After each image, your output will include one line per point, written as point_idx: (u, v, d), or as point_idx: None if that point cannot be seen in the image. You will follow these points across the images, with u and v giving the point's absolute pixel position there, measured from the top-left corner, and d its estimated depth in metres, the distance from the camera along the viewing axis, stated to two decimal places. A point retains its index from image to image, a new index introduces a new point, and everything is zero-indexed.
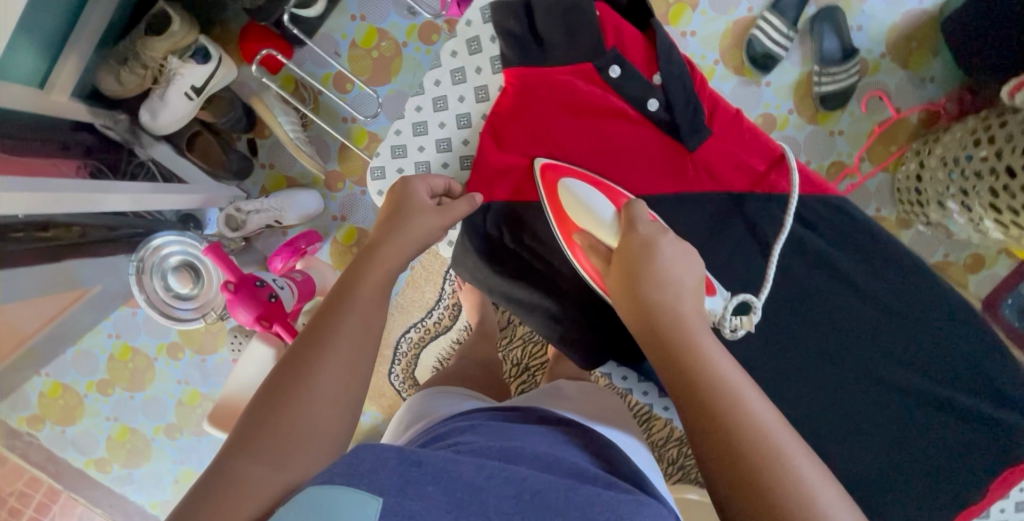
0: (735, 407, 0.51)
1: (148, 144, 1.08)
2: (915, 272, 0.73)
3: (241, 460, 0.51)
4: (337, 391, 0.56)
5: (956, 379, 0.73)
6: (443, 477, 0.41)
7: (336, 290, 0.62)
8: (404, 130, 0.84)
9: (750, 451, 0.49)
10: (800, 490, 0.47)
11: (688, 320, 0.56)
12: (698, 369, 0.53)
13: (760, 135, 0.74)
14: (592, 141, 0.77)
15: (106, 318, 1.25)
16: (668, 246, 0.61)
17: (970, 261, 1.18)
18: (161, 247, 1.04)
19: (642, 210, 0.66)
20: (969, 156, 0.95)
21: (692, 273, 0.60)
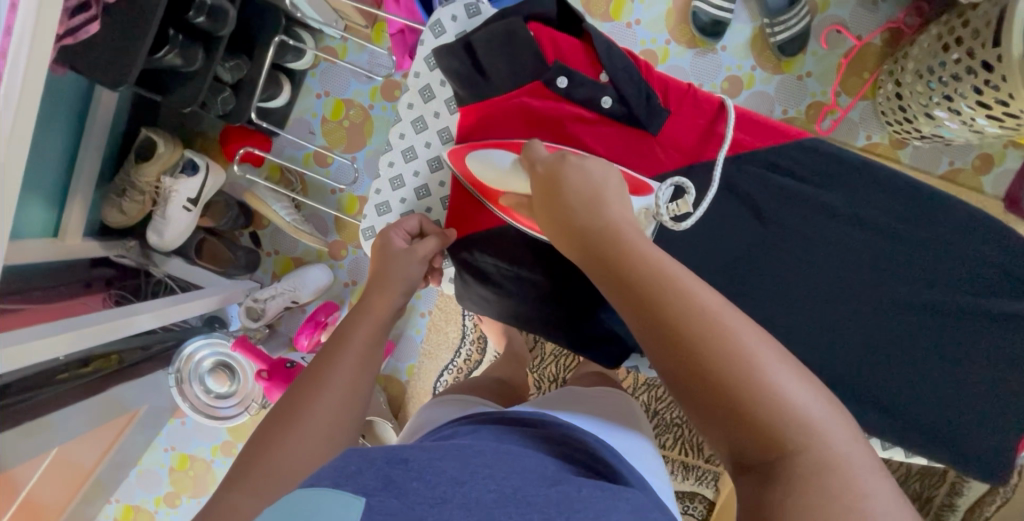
0: (675, 294, 0.47)
1: (161, 261, 1.14)
2: (919, 193, 0.71)
3: (233, 492, 0.49)
4: (333, 426, 0.55)
5: (996, 284, 0.70)
6: (427, 472, 0.37)
7: (333, 336, 0.64)
8: (384, 187, 0.87)
9: (697, 335, 0.45)
10: (744, 365, 0.44)
11: (617, 226, 0.54)
12: (632, 264, 0.50)
13: (716, 101, 0.75)
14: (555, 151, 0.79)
15: (159, 434, 1.30)
16: (584, 164, 0.59)
17: (978, 163, 1.15)
18: (193, 354, 1.09)
19: (541, 144, 0.67)
20: (942, 63, 0.94)
21: (616, 182, 0.59)
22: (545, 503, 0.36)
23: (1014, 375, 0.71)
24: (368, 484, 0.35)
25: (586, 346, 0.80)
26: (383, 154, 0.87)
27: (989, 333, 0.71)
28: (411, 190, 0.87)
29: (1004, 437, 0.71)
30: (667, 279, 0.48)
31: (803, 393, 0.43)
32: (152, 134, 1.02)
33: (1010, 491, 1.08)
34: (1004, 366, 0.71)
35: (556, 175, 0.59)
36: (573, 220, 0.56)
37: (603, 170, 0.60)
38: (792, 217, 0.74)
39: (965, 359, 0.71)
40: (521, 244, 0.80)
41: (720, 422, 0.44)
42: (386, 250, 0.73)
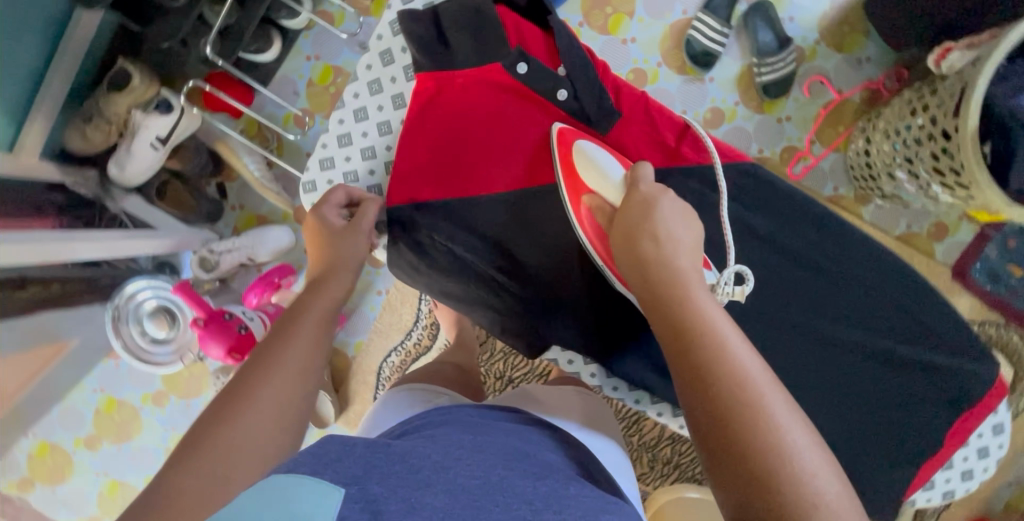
0: (725, 359, 0.53)
1: (120, 196, 1.11)
2: (860, 242, 0.74)
3: (182, 473, 0.52)
4: (278, 409, 0.58)
5: (919, 338, 0.73)
6: (406, 458, 0.43)
7: (280, 321, 0.67)
8: (330, 143, 0.86)
9: (739, 411, 0.51)
10: (771, 434, 0.50)
11: (685, 275, 0.59)
12: (693, 321, 0.55)
13: (668, 113, 0.77)
14: (510, 134, 0.81)
15: (89, 373, 1.27)
16: (667, 204, 0.63)
17: (933, 230, 1.20)
18: (134, 293, 1.07)
19: (648, 171, 0.68)
20: (908, 126, 0.98)
21: (686, 228, 0.62)
22: (529, 495, 0.43)
23: (923, 430, 0.73)
24: (346, 475, 0.39)
25: (522, 337, 0.82)
26: (335, 110, 0.86)
27: (906, 386, 0.73)
28: (358, 150, 0.86)
29: (904, 487, 0.74)
30: (720, 338, 0.54)
31: (827, 481, 0.49)
32: (127, 64, 1.01)
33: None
34: (916, 420, 0.73)
35: (645, 210, 0.63)
36: (638, 259, 0.61)
37: (685, 225, 0.62)
38: (738, 244, 0.75)
39: (881, 409, 0.74)
40: (460, 222, 0.82)
41: (737, 481, 0.49)
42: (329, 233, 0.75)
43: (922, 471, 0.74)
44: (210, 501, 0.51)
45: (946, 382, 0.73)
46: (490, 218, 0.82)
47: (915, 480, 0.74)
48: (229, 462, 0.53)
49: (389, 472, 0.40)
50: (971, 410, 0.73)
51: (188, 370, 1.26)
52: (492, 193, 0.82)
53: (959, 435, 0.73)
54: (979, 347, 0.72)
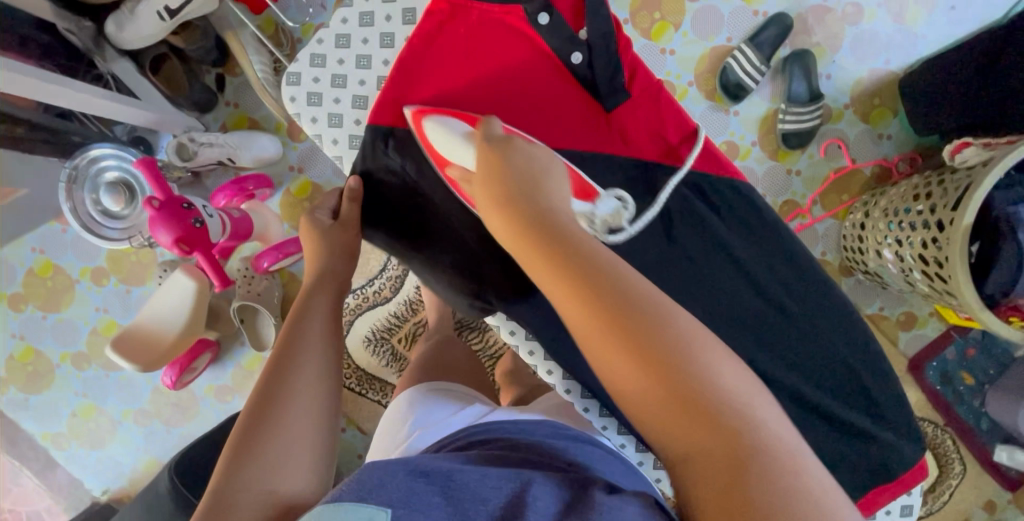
0: (710, 378, 0.50)
1: (111, 57, 1.06)
2: (834, 301, 0.73)
3: (231, 491, 0.53)
4: (310, 396, 0.62)
5: (866, 408, 0.72)
6: (444, 482, 0.49)
7: (286, 333, 0.67)
8: (328, 40, 0.81)
9: (655, 346, 0.50)
10: (683, 350, 0.50)
11: (560, 211, 0.57)
12: (590, 263, 0.53)
13: (678, 108, 0.75)
14: (513, 83, 0.77)
15: (32, 231, 1.20)
16: (518, 151, 0.62)
17: (902, 318, 1.22)
18: (98, 159, 1.02)
19: (496, 125, 0.67)
20: (907, 209, 0.98)
21: (555, 178, 0.61)
22: (563, 500, 0.49)
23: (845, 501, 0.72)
24: (389, 497, 0.46)
25: (468, 296, 0.79)
26: (341, 8, 0.81)
27: (841, 454, 0.72)
28: (354, 55, 0.81)
29: None
30: (614, 268, 0.53)
31: (733, 375, 0.51)
32: None
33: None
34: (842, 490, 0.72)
35: (497, 168, 0.61)
36: (519, 214, 0.57)
37: (543, 157, 0.63)
38: (715, 269, 0.74)
39: None
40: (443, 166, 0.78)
41: (670, 412, 0.49)
42: (333, 238, 0.76)
43: None
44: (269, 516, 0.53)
45: (879, 459, 0.72)
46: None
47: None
48: (275, 474, 0.55)
49: (429, 500, 0.47)
50: (889, 485, 0.73)
51: (136, 255, 1.20)
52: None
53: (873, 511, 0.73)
54: (915, 433, 0.73)
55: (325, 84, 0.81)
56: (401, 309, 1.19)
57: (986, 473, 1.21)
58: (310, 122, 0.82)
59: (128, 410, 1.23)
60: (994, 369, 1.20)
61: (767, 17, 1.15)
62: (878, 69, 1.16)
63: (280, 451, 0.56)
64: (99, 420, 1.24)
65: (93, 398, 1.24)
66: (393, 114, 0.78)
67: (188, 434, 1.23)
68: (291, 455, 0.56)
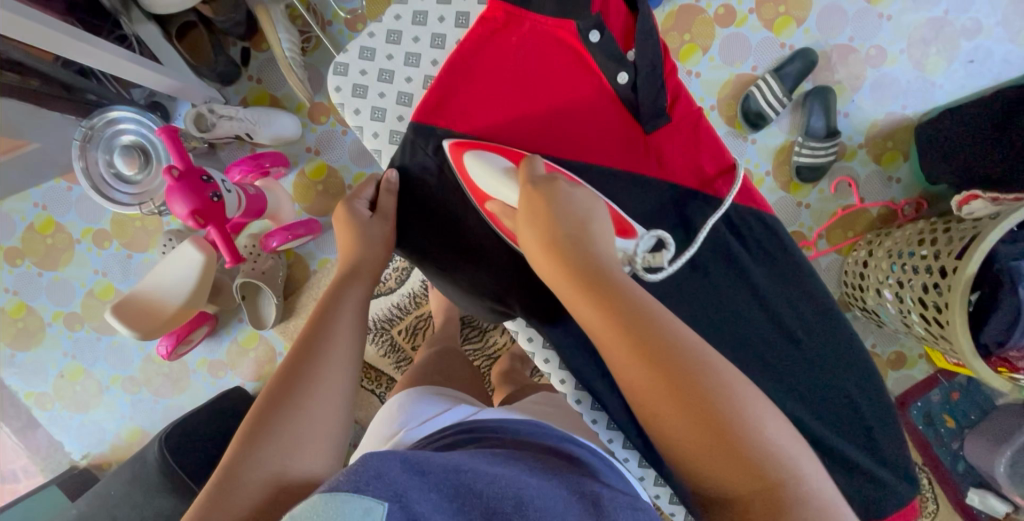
0: (756, 430, 0.54)
1: (137, 20, 1.05)
2: (840, 337, 0.74)
3: (247, 463, 0.55)
4: (333, 386, 0.62)
5: (862, 444, 0.74)
6: (443, 483, 0.46)
7: (316, 315, 0.68)
8: (379, 35, 0.82)
9: (694, 397, 0.54)
10: (721, 396, 0.54)
11: (603, 254, 0.60)
12: (621, 300, 0.57)
13: (716, 138, 0.76)
14: (556, 96, 0.78)
15: (36, 186, 1.18)
16: (572, 190, 0.64)
17: (892, 357, 1.26)
18: (116, 121, 1.01)
19: (538, 164, 0.68)
20: (912, 252, 1.00)
21: (600, 221, 0.63)
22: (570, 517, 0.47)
23: None
24: (388, 490, 0.42)
25: (488, 297, 0.80)
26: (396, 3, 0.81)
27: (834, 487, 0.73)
28: (403, 52, 0.81)
29: None
30: (652, 315, 0.56)
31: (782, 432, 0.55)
32: None
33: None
34: None
35: (546, 207, 0.63)
36: (565, 255, 0.60)
37: (591, 200, 0.65)
38: (727, 294, 0.75)
39: None
40: None
41: (703, 454, 0.54)
42: (362, 225, 0.76)
43: None
44: (278, 492, 0.54)
45: (871, 496, 0.73)
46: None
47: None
48: (290, 452, 0.56)
49: (429, 496, 0.44)
50: None
51: (141, 221, 1.19)
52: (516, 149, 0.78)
53: None
54: (907, 473, 0.74)
55: (371, 77, 0.81)
56: (405, 301, 1.20)
57: (957, 515, 1.25)
58: (351, 113, 0.82)
59: (117, 376, 1.22)
60: (975, 415, 1.23)
61: (793, 51, 1.17)
62: (894, 112, 1.18)
63: (299, 431, 0.57)
64: (86, 383, 1.22)
65: (82, 361, 1.22)
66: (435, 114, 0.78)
67: (176, 406, 1.22)
68: (308, 437, 0.57)
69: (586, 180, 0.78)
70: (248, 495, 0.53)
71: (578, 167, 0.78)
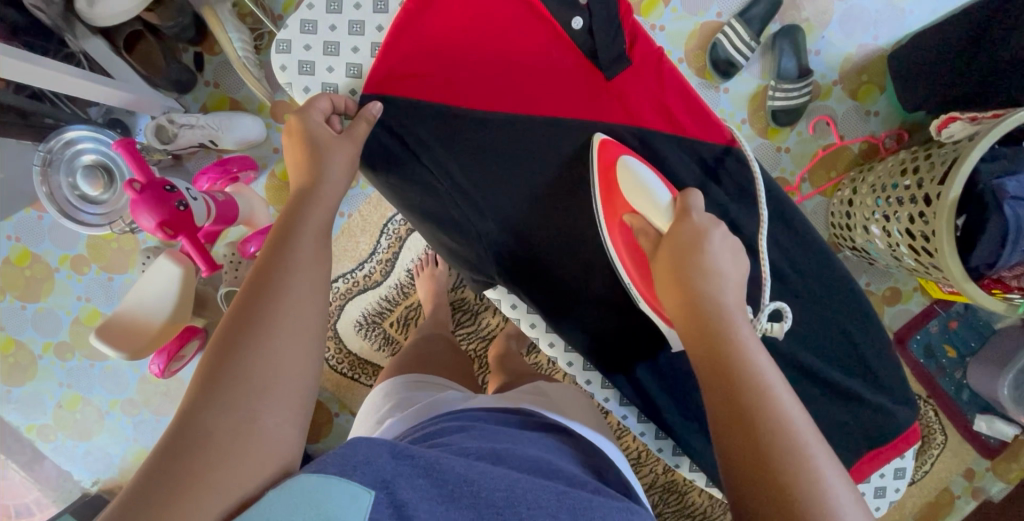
0: (799, 459, 0.49)
1: (82, 35, 1.02)
2: (826, 272, 0.73)
3: (206, 412, 0.47)
4: (302, 322, 0.54)
5: (856, 375, 0.74)
6: (433, 471, 0.45)
7: (270, 245, 0.58)
8: (319, 5, 0.75)
9: (777, 458, 0.49)
10: (808, 473, 0.48)
11: (731, 312, 0.58)
12: (736, 360, 0.55)
13: (677, 75, 0.75)
14: (511, 53, 0.76)
15: (7, 219, 1.17)
16: (718, 239, 0.62)
17: (887, 293, 1.24)
18: (74, 142, 0.98)
19: (699, 201, 0.65)
20: (895, 184, 0.98)
21: (738, 282, 0.61)
22: (557, 508, 0.43)
23: (837, 463, 0.74)
24: (375, 478, 0.42)
25: (469, 268, 0.81)
26: None
27: (831, 418, 0.74)
28: (346, 21, 0.75)
29: None
30: (759, 378, 0.53)
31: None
32: None
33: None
34: (831, 453, 0.74)
35: (690, 251, 0.61)
36: (694, 298, 0.59)
37: (733, 267, 0.62)
38: None
39: None
40: (444, 143, 0.76)
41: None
42: (317, 141, 0.65)
43: None
44: (243, 447, 0.47)
45: (867, 422, 0.74)
46: (464, 142, 0.76)
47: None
48: (256, 400, 0.49)
49: (416, 483, 0.43)
50: (882, 449, 0.75)
51: (117, 242, 1.17)
52: (477, 111, 0.76)
53: (856, 466, 0.75)
54: (901, 395, 0.75)
55: (317, 52, 0.75)
56: (394, 293, 1.19)
57: (966, 442, 1.25)
58: (301, 92, 0.76)
59: (115, 400, 1.21)
60: (975, 342, 1.23)
61: None
62: (866, 44, 1.16)
63: (263, 376, 0.50)
64: (86, 411, 1.21)
65: (78, 389, 1.21)
66: (390, 86, 0.75)
67: None
68: (275, 383, 0.50)
69: (547, 139, 0.77)
70: (211, 450, 0.45)
71: (541, 127, 0.76)
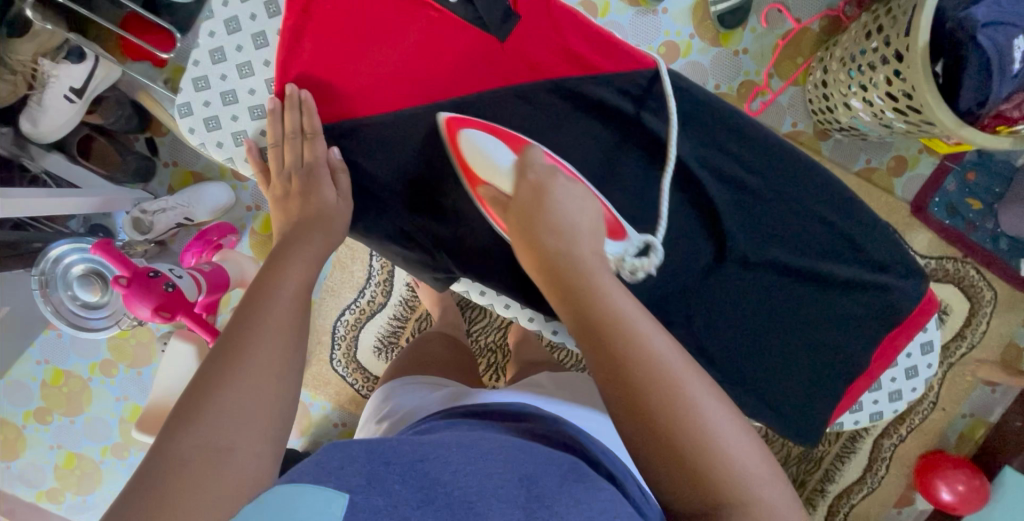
0: (676, 394, 0.51)
1: (38, 155, 1.06)
2: (797, 166, 0.72)
3: (174, 444, 0.47)
4: (282, 357, 0.55)
5: (853, 261, 0.72)
6: (410, 472, 0.44)
7: (250, 294, 0.60)
8: (202, 59, 0.74)
9: (656, 395, 0.50)
10: (676, 399, 0.50)
11: (587, 262, 0.56)
12: (594, 307, 0.54)
13: (569, 12, 0.72)
14: (404, 48, 0.73)
15: (31, 345, 1.22)
16: (560, 191, 0.60)
17: (892, 164, 1.18)
18: (61, 258, 1.01)
19: (538, 155, 0.64)
20: (863, 51, 0.93)
21: (592, 219, 0.60)
22: (531, 499, 0.44)
23: (860, 349, 0.74)
24: (351, 483, 0.41)
25: (430, 271, 0.78)
26: (202, 21, 0.73)
27: (843, 308, 0.73)
28: (234, 66, 0.74)
29: (823, 408, 0.75)
30: (627, 323, 0.53)
31: (732, 437, 0.51)
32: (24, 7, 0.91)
33: (852, 449, 1.23)
34: (851, 341, 0.74)
35: (538, 208, 0.59)
36: (540, 243, 0.58)
37: (581, 209, 0.60)
38: (676, 173, 0.73)
39: (818, 331, 0.74)
40: (386, 155, 0.75)
41: (647, 443, 0.50)
42: (305, 187, 0.70)
43: (849, 389, 0.75)
44: (218, 475, 0.46)
45: (882, 301, 0.73)
46: (407, 148, 0.75)
47: (843, 402, 0.76)
48: (235, 429, 0.49)
49: (390, 486, 0.42)
50: (901, 326, 0.74)
51: (135, 337, 1.22)
52: (405, 112, 0.74)
53: (882, 348, 0.75)
54: (909, 264, 0.73)
55: (217, 105, 0.74)
56: (401, 310, 1.20)
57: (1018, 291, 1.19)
58: (217, 148, 0.75)
59: None
60: (999, 187, 1.16)
61: None
62: None
63: (241, 407, 0.50)
64: None
65: None
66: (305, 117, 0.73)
67: None
68: (251, 415, 0.51)
69: (478, 113, 0.74)
70: (185, 477, 0.45)
71: (468, 108, 0.75)
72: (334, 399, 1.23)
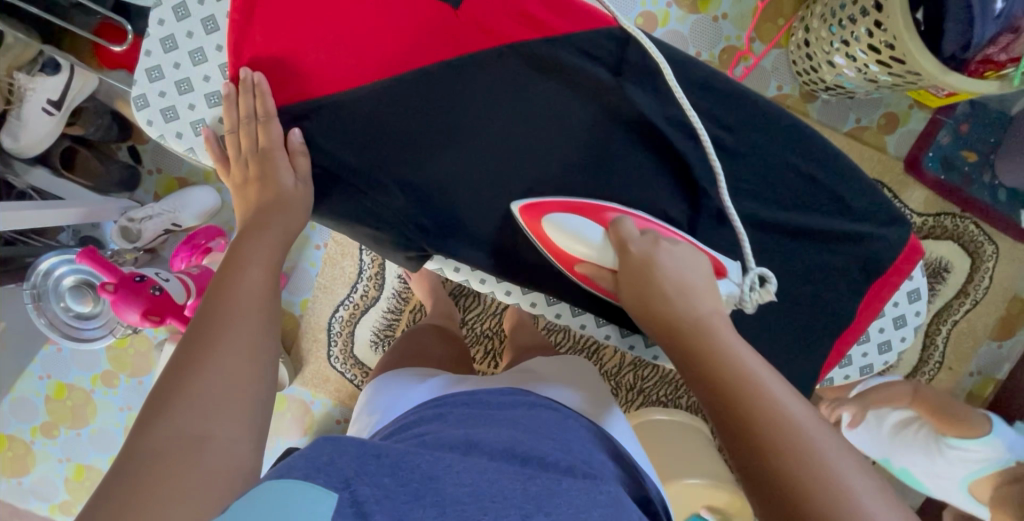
0: (819, 472, 0.46)
1: (23, 170, 1.06)
2: (774, 122, 0.70)
3: (149, 437, 0.47)
4: (252, 343, 0.55)
5: (837, 214, 0.71)
6: (399, 469, 0.43)
7: (213, 285, 0.60)
8: (154, 49, 0.73)
9: (800, 473, 0.47)
10: (817, 473, 0.47)
11: (711, 324, 0.58)
12: (726, 372, 0.53)
13: None
14: (361, 21, 0.72)
15: (33, 361, 1.24)
16: (668, 259, 0.62)
17: (883, 122, 1.16)
18: (51, 270, 1.01)
19: (631, 226, 0.65)
20: (842, 5, 0.90)
21: (710, 286, 0.61)
22: (526, 502, 0.43)
23: (850, 304, 0.73)
24: (338, 478, 0.40)
25: (402, 250, 0.78)
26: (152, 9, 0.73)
27: (831, 264, 0.72)
28: (186, 54, 0.74)
29: (818, 366, 0.74)
30: (758, 384, 0.52)
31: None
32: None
33: None
34: (841, 297, 0.73)
35: (646, 278, 0.61)
36: (663, 314, 0.60)
37: (694, 271, 0.62)
38: None
39: (807, 290, 0.73)
40: (355, 139, 0.74)
41: None
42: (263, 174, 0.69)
43: (844, 346, 0.74)
44: (198, 461, 0.46)
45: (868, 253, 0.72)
46: (377, 131, 0.74)
47: (833, 358, 0.75)
48: (210, 417, 0.49)
49: (379, 479, 0.41)
50: (886, 277, 0.73)
51: (134, 346, 1.23)
52: (370, 93, 0.73)
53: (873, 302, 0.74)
54: (895, 215, 0.71)
55: (172, 94, 0.74)
56: (394, 302, 1.19)
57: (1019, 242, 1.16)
58: (176, 138, 0.75)
59: None
60: (994, 136, 1.13)
61: None
62: None
63: (217, 395, 0.50)
64: None
65: None
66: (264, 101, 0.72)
67: None
68: (226, 402, 0.50)
69: (447, 91, 0.73)
70: (161, 467, 0.45)
71: (436, 87, 0.73)
72: (335, 396, 1.23)
